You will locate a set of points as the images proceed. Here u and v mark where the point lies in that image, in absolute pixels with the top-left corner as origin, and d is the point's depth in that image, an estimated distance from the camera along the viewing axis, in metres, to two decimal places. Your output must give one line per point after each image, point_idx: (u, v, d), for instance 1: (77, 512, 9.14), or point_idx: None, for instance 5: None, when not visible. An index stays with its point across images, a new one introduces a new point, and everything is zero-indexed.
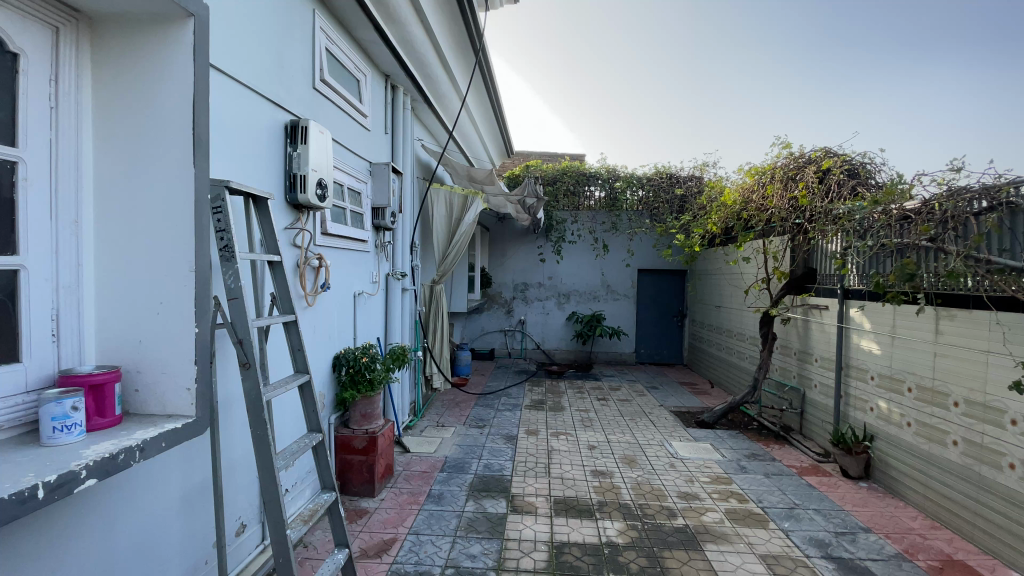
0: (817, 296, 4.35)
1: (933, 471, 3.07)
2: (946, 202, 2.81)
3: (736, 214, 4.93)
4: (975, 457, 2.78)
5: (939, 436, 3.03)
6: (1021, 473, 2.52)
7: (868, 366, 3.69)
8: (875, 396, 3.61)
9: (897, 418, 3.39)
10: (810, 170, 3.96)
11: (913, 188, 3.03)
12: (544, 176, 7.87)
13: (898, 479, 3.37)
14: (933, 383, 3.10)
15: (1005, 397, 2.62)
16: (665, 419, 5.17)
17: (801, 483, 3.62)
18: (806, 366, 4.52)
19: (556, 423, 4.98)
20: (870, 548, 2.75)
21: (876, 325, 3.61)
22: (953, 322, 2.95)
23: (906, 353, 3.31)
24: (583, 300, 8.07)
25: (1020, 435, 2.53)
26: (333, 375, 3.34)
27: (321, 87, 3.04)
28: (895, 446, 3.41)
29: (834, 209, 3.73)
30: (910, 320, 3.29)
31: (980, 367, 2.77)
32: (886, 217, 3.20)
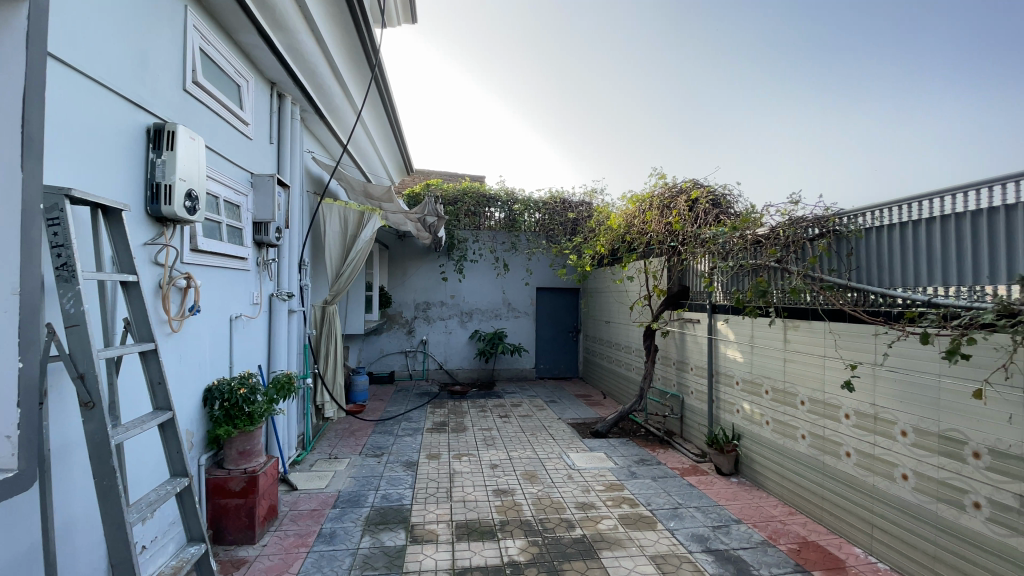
0: (691, 311, 4.82)
1: (788, 462, 3.52)
2: (788, 229, 3.33)
3: (621, 237, 5.33)
4: (820, 448, 3.24)
5: (791, 430, 3.49)
6: (854, 459, 2.98)
7: (733, 372, 4.15)
8: (740, 398, 4.06)
9: (758, 417, 3.85)
10: (682, 199, 4.44)
11: (763, 217, 3.53)
12: (444, 195, 7.84)
13: (761, 472, 3.81)
14: (783, 384, 3.57)
15: (839, 394, 3.09)
16: (563, 432, 5.34)
17: (683, 483, 3.93)
18: (683, 375, 4.96)
19: (458, 445, 4.90)
20: (741, 538, 3.06)
21: (738, 335, 4.09)
22: (797, 331, 3.44)
23: (763, 359, 3.79)
24: (485, 318, 8.13)
25: (852, 426, 3.00)
26: (205, 411, 2.97)
27: (194, 89, 2.75)
28: (756, 443, 3.86)
29: (701, 233, 4.20)
30: (764, 330, 3.78)
31: (819, 369, 3.25)
32: (743, 241, 3.67)
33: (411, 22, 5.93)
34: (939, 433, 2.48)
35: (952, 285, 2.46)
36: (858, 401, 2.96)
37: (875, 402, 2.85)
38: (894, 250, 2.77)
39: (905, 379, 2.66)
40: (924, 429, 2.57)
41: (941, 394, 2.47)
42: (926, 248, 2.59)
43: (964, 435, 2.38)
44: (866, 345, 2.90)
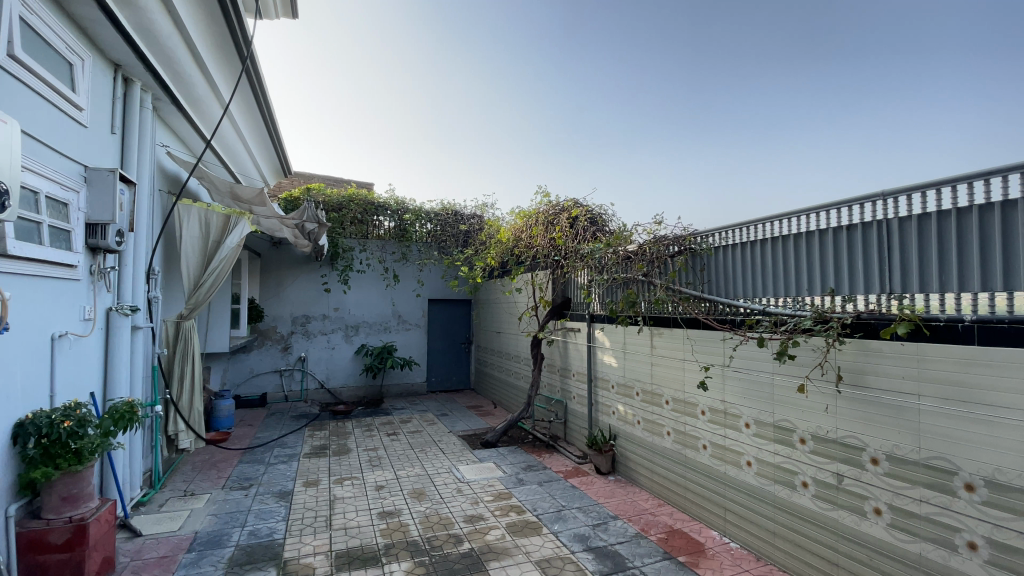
0: (573, 320, 5.09)
1: (657, 458, 3.86)
2: (653, 246, 3.71)
3: (510, 251, 5.49)
4: (682, 443, 3.60)
5: (659, 428, 3.84)
6: (709, 451, 3.36)
7: (609, 377, 4.46)
8: (615, 401, 4.38)
9: (631, 417, 4.18)
10: (564, 217, 4.72)
11: (633, 235, 3.88)
12: (327, 201, 7.39)
13: (635, 468, 4.13)
14: (651, 386, 3.92)
15: (696, 393, 3.47)
16: (453, 445, 5.29)
17: (567, 485, 4.11)
18: (567, 382, 5.22)
19: (340, 468, 4.60)
20: (617, 533, 3.27)
21: (613, 342, 4.41)
22: (662, 338, 3.80)
23: (634, 364, 4.13)
24: (372, 331, 7.80)
25: (707, 422, 3.37)
26: (18, 450, 2.39)
27: (8, 63, 2.28)
28: (630, 441, 4.19)
29: (580, 249, 4.48)
30: (635, 337, 4.12)
31: (679, 371, 3.62)
32: (616, 257, 4.00)
33: (291, 16, 5.56)
34: (774, 423, 2.88)
35: (782, 297, 2.91)
36: (711, 398, 3.34)
37: (725, 398, 3.24)
38: (738, 265, 3.20)
39: (745, 377, 3.07)
40: (762, 420, 2.96)
41: (775, 389, 2.88)
42: (762, 265, 3.04)
43: (792, 424, 2.78)
44: (716, 348, 3.30)
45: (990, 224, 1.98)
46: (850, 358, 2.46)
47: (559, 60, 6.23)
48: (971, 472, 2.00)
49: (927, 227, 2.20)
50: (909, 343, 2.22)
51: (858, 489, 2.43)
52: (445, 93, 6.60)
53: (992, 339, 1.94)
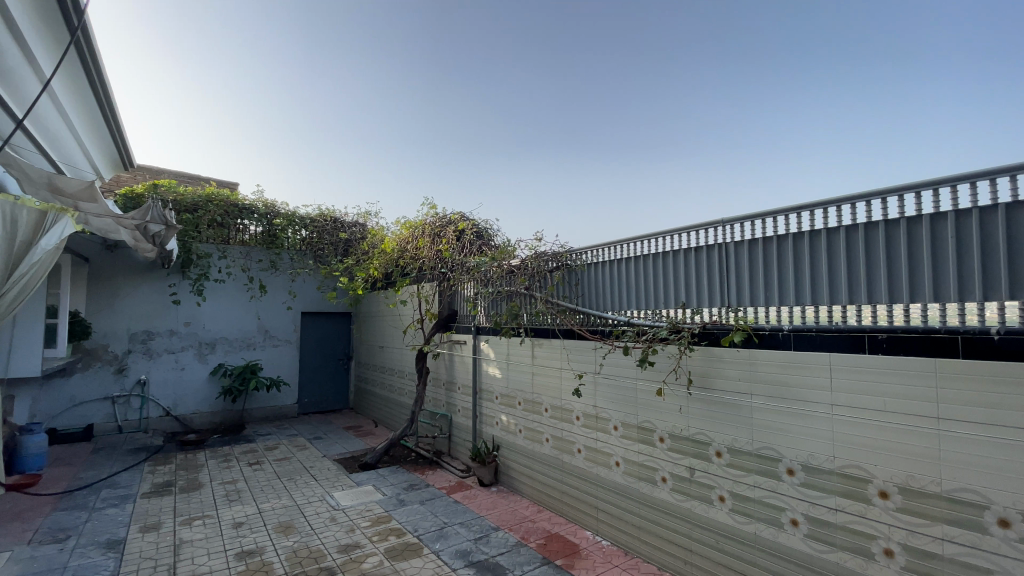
0: (458, 332, 5.08)
1: (537, 465, 3.99)
2: (533, 262, 3.89)
3: (394, 261, 5.34)
4: (559, 448, 3.76)
5: (538, 435, 3.98)
6: (583, 454, 3.55)
7: (493, 388, 4.52)
8: (498, 412, 4.45)
9: (513, 427, 4.27)
10: (450, 229, 4.76)
11: (516, 250, 4.01)
12: (179, 200, 6.55)
13: (516, 477, 4.22)
14: (532, 396, 4.05)
15: (571, 400, 3.66)
16: (327, 470, 4.92)
17: (449, 501, 4.05)
18: (451, 395, 5.17)
19: (189, 507, 4.00)
20: (499, 544, 3.29)
21: (497, 354, 4.48)
22: (542, 348, 3.95)
23: (516, 374, 4.24)
24: (233, 348, 7.00)
25: (581, 426, 3.57)
26: None
27: None
28: (512, 451, 4.28)
29: (466, 261, 4.52)
30: (517, 348, 4.24)
31: (557, 380, 3.80)
32: (501, 270, 4.11)
33: None
34: (638, 425, 3.14)
35: (643, 309, 3.23)
36: (585, 404, 3.55)
37: (596, 404, 3.45)
38: (610, 280, 3.48)
39: (615, 383, 3.31)
40: (628, 422, 3.21)
41: (638, 393, 3.15)
42: (630, 280, 3.33)
43: (653, 424, 3.05)
44: (589, 357, 3.52)
45: (802, 249, 2.42)
46: (698, 363, 2.80)
47: (450, 80, 6.44)
48: (792, 458, 2.36)
49: (757, 249, 2.61)
50: (744, 349, 2.59)
51: (706, 480, 2.73)
52: (330, 93, 6.23)
53: (803, 344, 2.34)
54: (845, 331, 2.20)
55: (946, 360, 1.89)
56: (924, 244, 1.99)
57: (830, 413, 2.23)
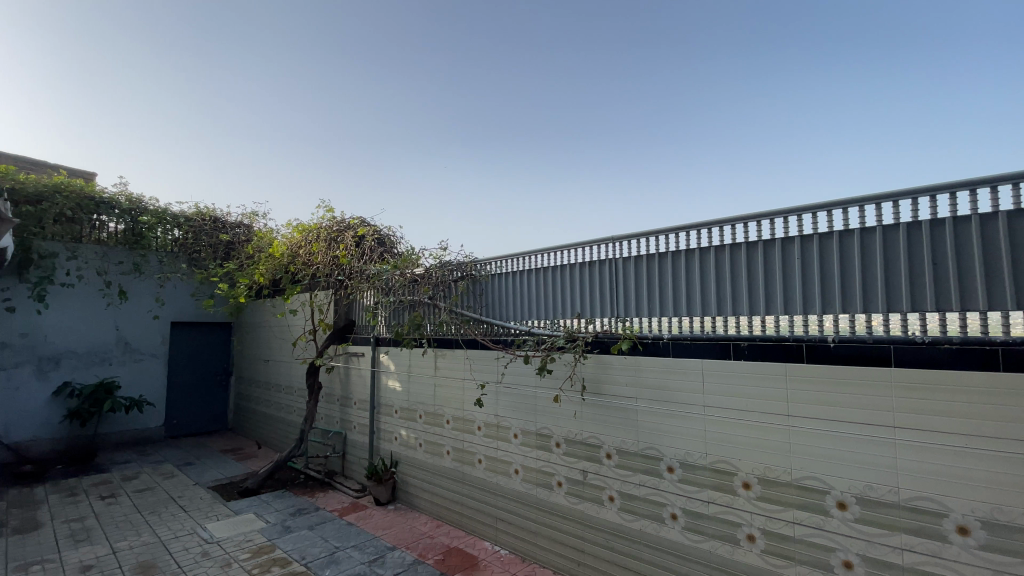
0: (355, 344, 4.85)
1: (437, 479, 3.91)
2: (438, 271, 3.88)
3: (283, 267, 4.98)
4: (460, 460, 3.73)
5: (438, 448, 3.91)
6: (484, 464, 3.55)
7: (393, 402, 4.37)
8: (398, 426, 4.30)
9: (413, 441, 4.15)
10: (349, 235, 4.58)
11: (420, 259, 3.97)
12: (19, 188, 5.49)
13: (416, 493, 4.10)
14: (433, 408, 3.98)
15: (473, 411, 3.65)
16: (200, 499, 4.40)
17: (341, 524, 3.81)
18: (347, 411, 4.91)
19: (17, 553, 3.34)
20: (395, 564, 3.16)
21: (397, 366, 4.35)
22: (445, 359, 3.90)
23: (417, 387, 4.14)
24: (82, 364, 6.02)
25: (482, 436, 3.57)
26: None
27: None
28: (411, 466, 4.15)
29: (366, 269, 4.35)
30: (418, 360, 4.14)
31: (459, 391, 3.77)
32: (403, 279, 4.02)
33: None
34: (537, 431, 3.21)
35: (544, 319, 3.33)
36: (486, 414, 3.55)
37: (497, 413, 3.48)
38: (512, 291, 3.55)
39: (516, 392, 3.35)
40: (527, 430, 3.27)
41: (537, 400, 3.22)
42: (532, 291, 3.43)
43: (550, 431, 3.13)
44: (490, 367, 3.54)
45: (682, 266, 2.68)
46: (592, 370, 2.93)
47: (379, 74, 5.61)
48: (671, 457, 2.56)
49: (645, 265, 2.84)
50: (631, 356, 2.77)
51: (598, 481, 2.86)
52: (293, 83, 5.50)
53: (680, 351, 2.57)
54: (714, 340, 2.46)
55: (794, 364, 2.18)
56: (779, 264, 2.31)
57: (704, 413, 2.45)
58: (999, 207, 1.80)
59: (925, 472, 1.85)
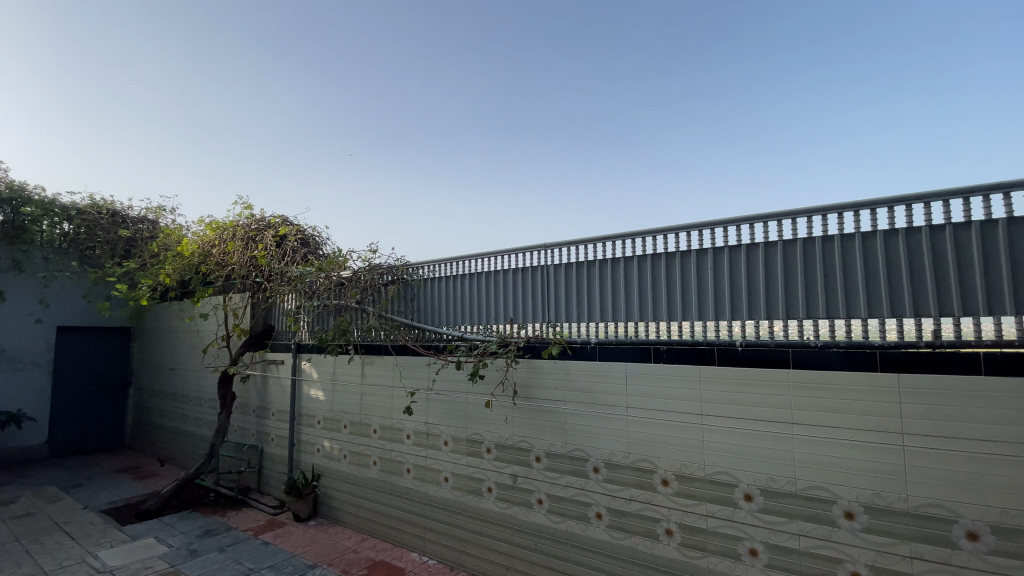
0: (274, 351, 4.57)
1: (362, 491, 3.77)
2: (367, 274, 3.77)
3: (193, 267, 4.59)
4: (387, 470, 3.62)
5: (364, 459, 3.77)
6: (413, 474, 3.47)
7: (316, 412, 4.17)
8: (320, 438, 4.10)
9: (337, 453, 3.98)
10: (269, 234, 4.33)
11: (347, 261, 3.85)
12: None
13: (339, 506, 3.92)
14: (359, 417, 3.84)
15: (402, 419, 3.56)
16: (89, 524, 3.91)
17: (257, 544, 3.56)
18: (264, 423, 4.61)
19: None
20: None
21: (321, 374, 4.15)
22: (373, 366, 3.78)
23: (342, 396, 3.97)
24: None
25: (412, 445, 3.49)
26: None
27: None
28: (335, 479, 3.97)
29: (288, 271, 4.12)
30: (343, 367, 3.99)
31: (387, 399, 3.66)
32: (328, 282, 3.85)
33: None
34: (467, 438, 3.20)
35: (476, 325, 3.34)
36: (415, 422, 3.48)
37: (427, 420, 3.42)
38: (443, 296, 3.54)
39: (446, 400, 3.32)
40: (458, 436, 3.25)
41: (468, 406, 3.20)
42: (463, 296, 3.43)
43: (481, 436, 3.13)
44: (421, 374, 3.48)
45: (609, 274, 2.80)
46: (523, 375, 2.97)
47: None
48: (597, 458, 2.65)
49: (574, 272, 2.94)
50: (560, 360, 2.84)
51: (527, 485, 2.90)
52: None
53: (606, 355, 2.67)
54: (637, 344, 2.60)
55: (708, 366, 2.35)
56: (696, 273, 2.50)
57: (627, 415, 2.56)
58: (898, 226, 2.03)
59: (817, 464, 2.06)
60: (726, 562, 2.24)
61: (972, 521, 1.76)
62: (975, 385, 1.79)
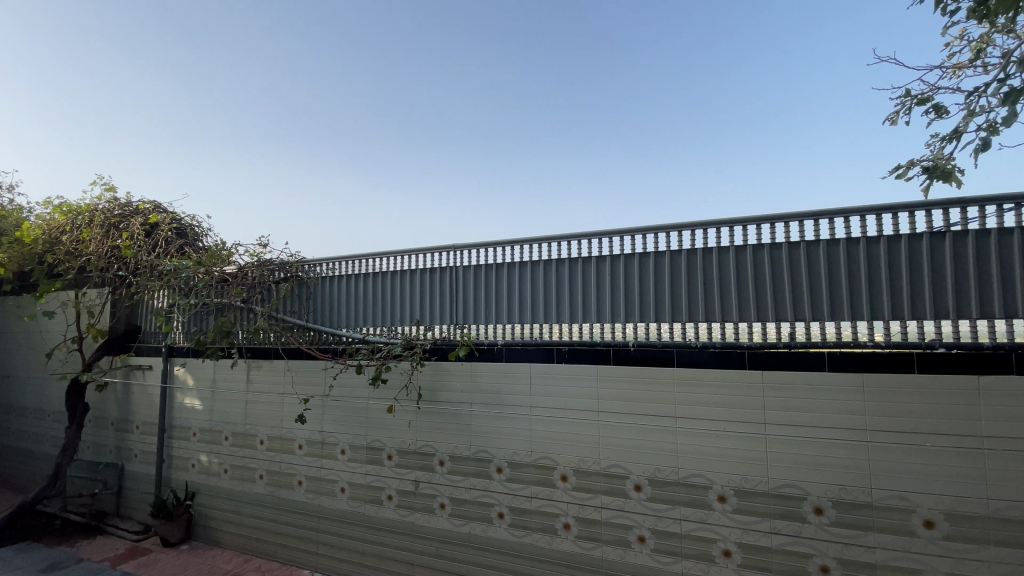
0: (140, 355, 4.01)
1: (245, 508, 3.44)
2: (255, 270, 3.45)
3: (34, 257, 3.87)
4: (275, 484, 3.33)
5: (249, 473, 3.44)
6: (305, 486, 3.23)
7: (191, 423, 3.72)
8: (196, 452, 3.67)
9: (215, 468, 3.58)
10: (137, 221, 3.78)
11: (232, 256, 3.49)
12: None
13: (218, 526, 3.54)
14: (243, 428, 3.49)
15: (293, 428, 3.30)
16: None
17: None
18: (125, 437, 4.02)
19: None
20: None
21: (198, 380, 3.71)
22: (260, 371, 3.47)
23: (223, 405, 3.59)
24: None
25: (305, 455, 3.25)
26: None
27: None
28: (212, 496, 3.58)
29: (158, 265, 3.63)
30: (225, 373, 3.61)
31: (277, 407, 3.37)
32: (209, 278, 3.45)
33: None
34: (367, 445, 3.05)
35: (378, 326, 3.20)
36: (309, 431, 3.25)
37: (322, 428, 3.20)
38: (341, 296, 3.36)
39: (343, 406, 3.13)
40: (356, 444, 3.08)
41: (369, 412, 3.05)
42: (365, 297, 3.29)
43: (382, 443, 3.00)
44: (316, 379, 3.24)
45: (516, 276, 2.85)
46: (428, 378, 2.90)
47: None
48: (501, 458, 2.67)
49: (482, 275, 2.95)
50: (466, 362, 2.82)
51: (429, 490, 2.84)
52: None
53: (512, 356, 2.71)
54: (541, 345, 2.66)
55: (606, 366, 2.48)
56: (596, 278, 2.63)
57: (531, 414, 2.61)
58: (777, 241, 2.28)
59: (697, 454, 2.26)
60: (618, 550, 2.38)
61: (818, 498, 2.05)
62: (821, 379, 2.09)
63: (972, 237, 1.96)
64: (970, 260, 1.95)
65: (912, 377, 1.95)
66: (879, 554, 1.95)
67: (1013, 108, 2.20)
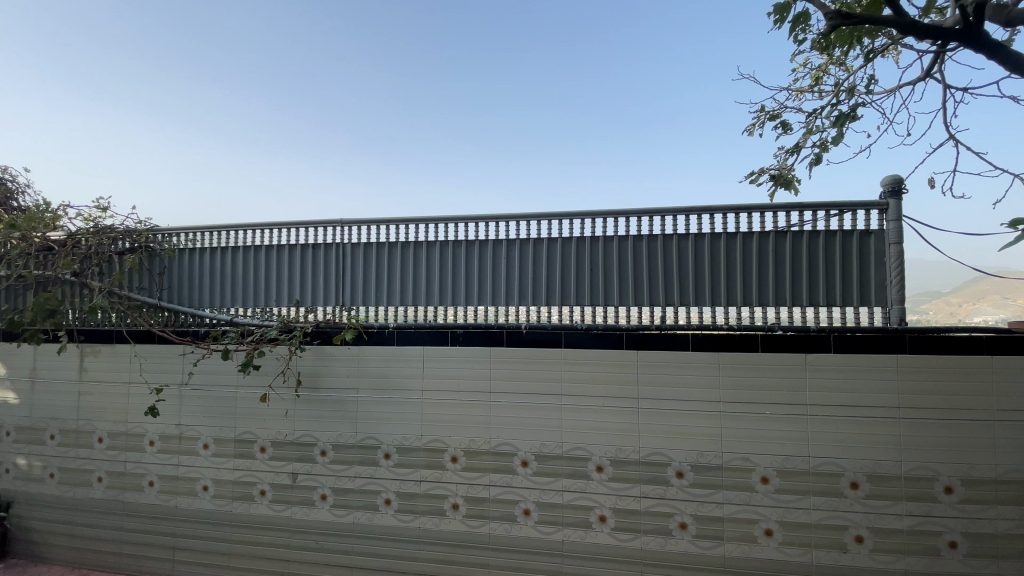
0: None
1: (80, 516, 2.93)
2: (90, 238, 2.89)
3: None
4: (119, 486, 2.89)
5: (84, 476, 2.93)
6: (158, 487, 2.84)
7: (2, 421, 3.07)
8: (11, 455, 3.04)
9: (38, 471, 3.00)
10: None
11: (59, 219, 2.89)
12: None
13: (42, 539, 2.98)
14: (76, 424, 2.96)
15: (142, 422, 2.87)
16: None
17: None
18: None
19: None
20: None
21: (12, 369, 3.06)
22: (98, 358, 2.94)
23: (46, 398, 3.00)
24: None
25: (157, 453, 2.84)
26: None
27: None
28: (34, 504, 3.00)
29: None
30: (50, 360, 3.01)
31: (122, 398, 2.90)
32: (25, 245, 2.82)
33: None
34: (235, 438, 2.76)
35: (251, 308, 2.90)
36: (162, 425, 2.84)
37: (179, 421, 2.83)
38: (206, 272, 2.98)
39: (207, 395, 2.79)
40: (222, 438, 2.77)
41: (238, 401, 2.76)
42: (234, 274, 2.95)
43: (253, 435, 2.74)
44: (171, 366, 2.84)
45: (411, 256, 2.77)
46: (309, 363, 2.69)
47: None
48: (388, 443, 2.58)
49: (373, 254, 2.81)
50: (353, 346, 2.66)
51: (309, 481, 2.66)
52: None
53: (403, 339, 2.60)
54: (434, 327, 2.60)
55: (498, 348, 2.50)
56: (491, 262, 2.68)
57: (422, 398, 2.55)
58: (655, 234, 2.51)
59: (580, 429, 2.39)
60: (504, 525, 2.45)
61: (680, 463, 2.29)
62: (686, 358, 2.31)
63: (805, 238, 2.34)
64: (802, 257, 2.34)
65: (757, 355, 2.24)
66: (726, 509, 2.24)
67: (841, 129, 2.57)
